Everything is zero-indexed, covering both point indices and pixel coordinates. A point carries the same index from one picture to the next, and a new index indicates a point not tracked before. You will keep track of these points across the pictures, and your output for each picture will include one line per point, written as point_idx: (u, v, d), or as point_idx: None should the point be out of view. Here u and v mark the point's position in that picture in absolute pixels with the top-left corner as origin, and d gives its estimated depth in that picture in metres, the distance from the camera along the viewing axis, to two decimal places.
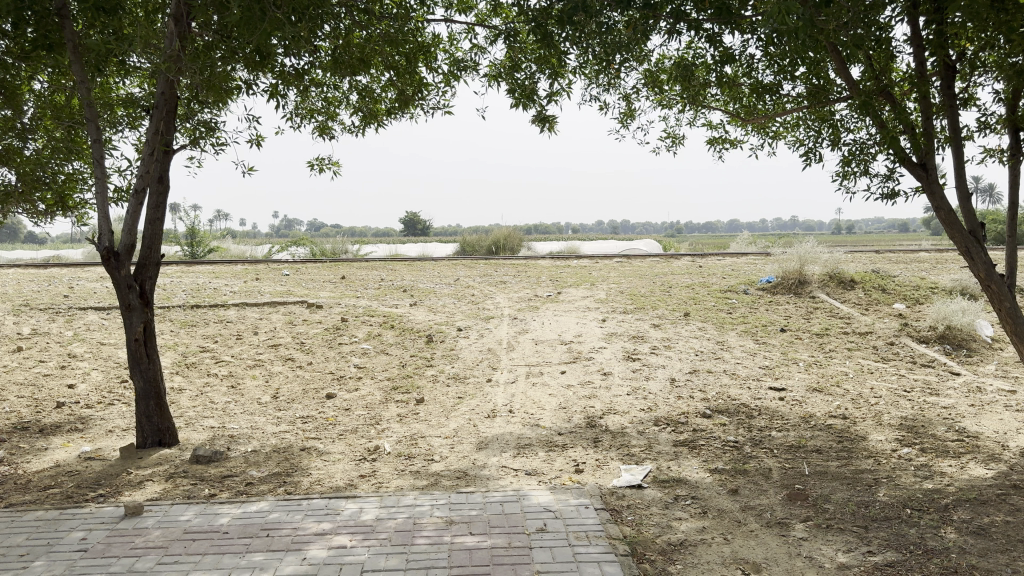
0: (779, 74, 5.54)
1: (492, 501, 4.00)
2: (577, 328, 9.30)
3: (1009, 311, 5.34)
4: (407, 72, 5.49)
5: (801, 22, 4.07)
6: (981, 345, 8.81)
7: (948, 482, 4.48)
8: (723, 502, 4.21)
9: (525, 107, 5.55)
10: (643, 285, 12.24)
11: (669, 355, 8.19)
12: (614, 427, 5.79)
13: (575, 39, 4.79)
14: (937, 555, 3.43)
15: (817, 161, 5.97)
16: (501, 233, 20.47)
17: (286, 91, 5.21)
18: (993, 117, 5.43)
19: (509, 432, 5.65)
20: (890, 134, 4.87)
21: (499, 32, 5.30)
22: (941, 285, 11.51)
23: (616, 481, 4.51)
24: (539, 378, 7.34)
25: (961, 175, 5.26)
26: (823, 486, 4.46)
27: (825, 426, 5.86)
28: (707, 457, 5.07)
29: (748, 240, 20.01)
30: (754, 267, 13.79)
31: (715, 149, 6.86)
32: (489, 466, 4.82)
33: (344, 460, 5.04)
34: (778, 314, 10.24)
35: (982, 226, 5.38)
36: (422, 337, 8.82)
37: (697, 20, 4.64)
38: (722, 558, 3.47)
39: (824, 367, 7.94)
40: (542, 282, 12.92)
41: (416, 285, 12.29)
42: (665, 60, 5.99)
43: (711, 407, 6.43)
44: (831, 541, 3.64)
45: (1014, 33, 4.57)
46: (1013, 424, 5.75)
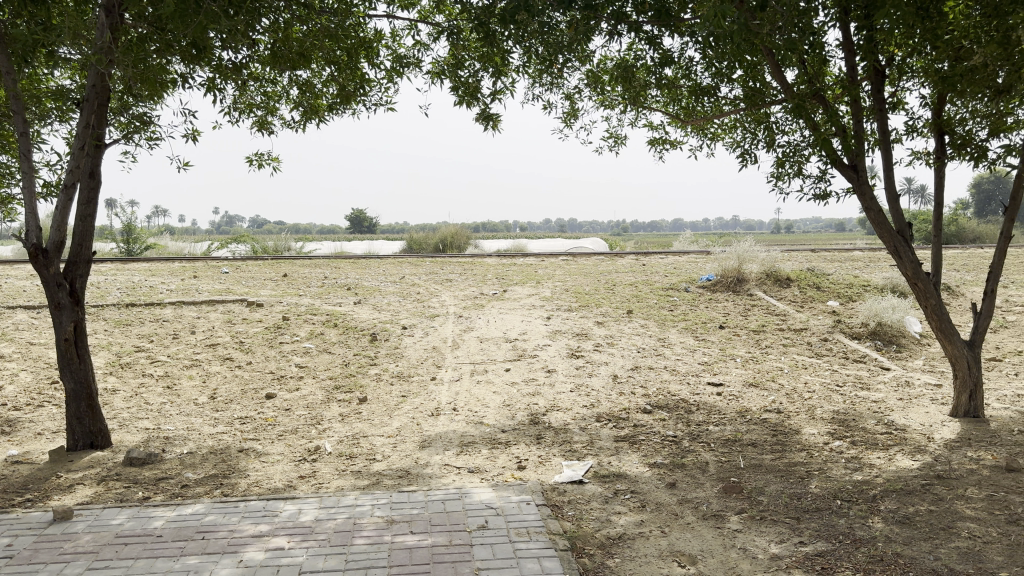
0: (717, 77, 5.66)
1: (433, 499, 4.00)
2: (522, 326, 9.34)
3: (934, 307, 5.54)
4: (348, 68, 5.42)
5: (734, 24, 4.16)
6: (910, 341, 9.13)
7: (876, 473, 4.64)
8: (661, 495, 4.30)
9: (468, 104, 5.54)
10: (587, 284, 12.35)
11: (611, 352, 8.30)
12: (556, 424, 5.83)
13: (517, 38, 4.81)
14: (864, 544, 3.55)
15: (753, 162, 6.13)
16: (449, 231, 20.44)
17: (223, 85, 5.12)
18: (919, 120, 5.65)
19: (453, 430, 5.65)
20: (822, 135, 5.03)
21: (443, 29, 5.27)
22: (873, 283, 11.87)
23: (558, 477, 4.56)
24: (483, 375, 7.36)
25: (890, 176, 5.45)
26: (758, 478, 4.57)
27: (760, 419, 6.01)
28: (647, 452, 5.16)
29: (689, 238, 20.33)
30: (695, 266, 14.04)
31: (655, 150, 6.99)
32: (432, 464, 4.82)
33: (283, 461, 4.97)
34: (718, 311, 10.45)
35: (910, 225, 5.58)
36: (365, 335, 8.75)
37: (637, 22, 4.72)
38: (658, 551, 3.53)
39: (760, 363, 8.13)
40: (488, 279, 12.97)
41: (361, 283, 12.20)
42: (607, 60, 6.08)
43: (651, 402, 6.53)
44: (764, 532, 3.74)
45: (939, 39, 4.77)
46: (938, 417, 5.97)
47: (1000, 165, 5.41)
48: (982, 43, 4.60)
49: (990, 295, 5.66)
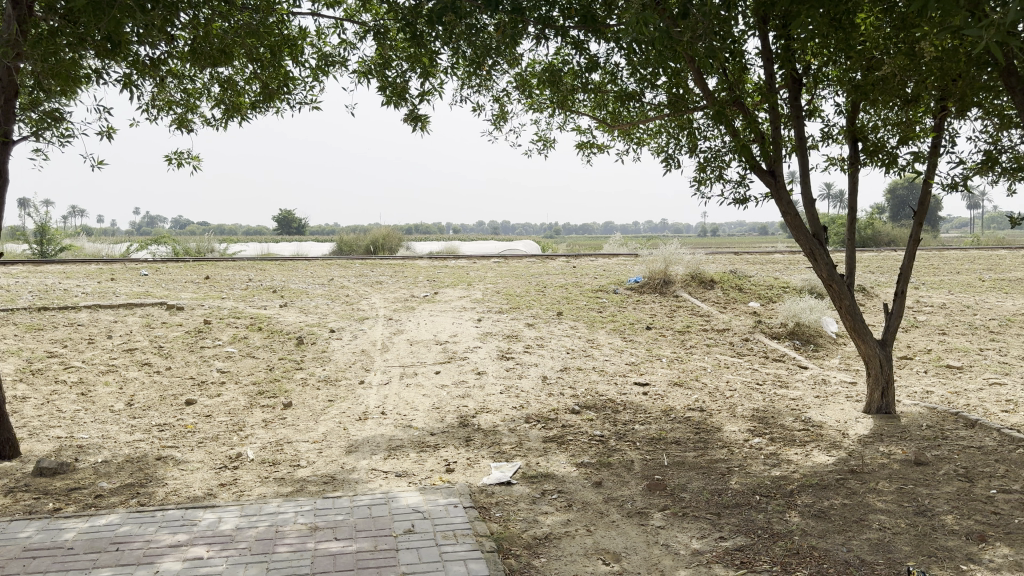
0: (641, 83, 5.77)
1: (359, 504, 3.95)
2: (452, 328, 9.31)
3: (848, 307, 5.74)
4: (272, 66, 5.29)
5: (656, 31, 4.24)
6: (827, 341, 9.46)
7: (794, 469, 4.79)
8: (588, 494, 4.35)
9: (396, 105, 5.48)
10: (518, 285, 12.40)
11: (541, 353, 8.35)
12: (485, 426, 5.84)
13: (445, 39, 4.81)
14: (781, 538, 3.66)
15: (676, 167, 6.26)
16: (380, 233, 20.27)
17: (141, 81, 4.95)
18: (834, 127, 5.87)
19: (380, 434, 5.60)
20: (740, 141, 5.19)
21: (368, 27, 5.21)
22: (793, 285, 12.25)
23: (486, 479, 4.56)
24: (413, 378, 7.31)
25: (806, 181, 5.64)
26: (681, 475, 4.67)
27: (684, 418, 6.14)
28: (575, 451, 5.22)
29: (620, 241, 20.66)
30: (623, 268, 14.28)
31: (583, 153, 7.06)
32: (358, 469, 4.76)
33: (203, 469, 4.85)
34: (645, 313, 10.63)
35: (825, 229, 5.79)
36: (291, 339, 8.59)
37: (563, 27, 4.77)
38: (584, 549, 3.57)
39: (685, 362, 8.32)
40: (419, 281, 12.88)
41: (287, 285, 11.97)
42: (535, 64, 6.12)
43: (580, 403, 6.60)
44: (686, 528, 3.82)
45: (852, 49, 4.96)
46: (852, 413, 6.20)
47: (908, 172, 5.66)
48: (892, 54, 4.81)
49: (901, 296, 5.90)
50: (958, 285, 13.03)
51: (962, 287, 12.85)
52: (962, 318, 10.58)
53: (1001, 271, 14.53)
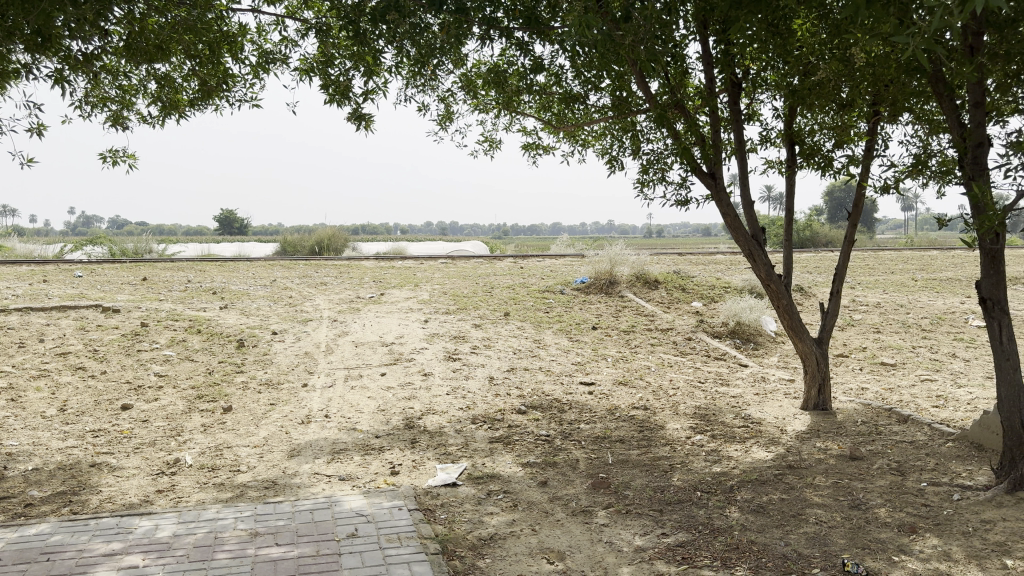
0: (586, 85, 5.82)
1: (301, 509, 3.90)
2: (398, 329, 9.25)
3: (785, 307, 5.88)
4: (211, 63, 5.16)
5: (599, 34, 4.26)
6: (767, 339, 9.67)
7: (734, 465, 4.89)
8: (533, 494, 4.36)
9: (339, 103, 5.38)
10: (464, 286, 12.38)
11: (488, 354, 8.34)
12: (431, 427, 5.82)
13: (389, 37, 4.77)
14: (722, 533, 3.73)
15: (620, 168, 6.34)
16: (326, 233, 20.02)
17: (73, 77, 4.79)
18: (773, 131, 6.01)
19: (324, 437, 5.53)
20: (682, 144, 5.28)
21: (310, 25, 5.13)
22: (734, 285, 12.49)
23: (432, 481, 4.54)
24: (358, 381, 7.24)
25: (745, 184, 5.76)
26: (625, 473, 4.73)
27: (628, 417, 6.21)
28: (521, 452, 5.23)
29: (567, 242, 20.79)
30: (570, 268, 14.37)
31: (529, 154, 7.07)
32: (300, 473, 4.70)
33: (140, 475, 4.72)
34: (590, 313, 10.71)
35: (763, 230, 5.92)
36: (232, 342, 8.43)
37: (508, 28, 4.78)
38: (528, 549, 3.58)
39: (630, 362, 8.41)
40: (364, 282, 12.75)
41: (228, 287, 11.74)
42: (480, 64, 6.11)
43: (526, 403, 6.62)
44: (629, 525, 3.87)
45: (790, 54, 5.08)
46: (790, 410, 6.36)
47: (843, 174, 5.83)
48: (827, 60, 4.94)
49: (836, 296, 6.06)
50: (891, 285, 13.45)
51: (895, 287, 13.27)
52: (895, 317, 10.92)
53: (933, 271, 15.03)
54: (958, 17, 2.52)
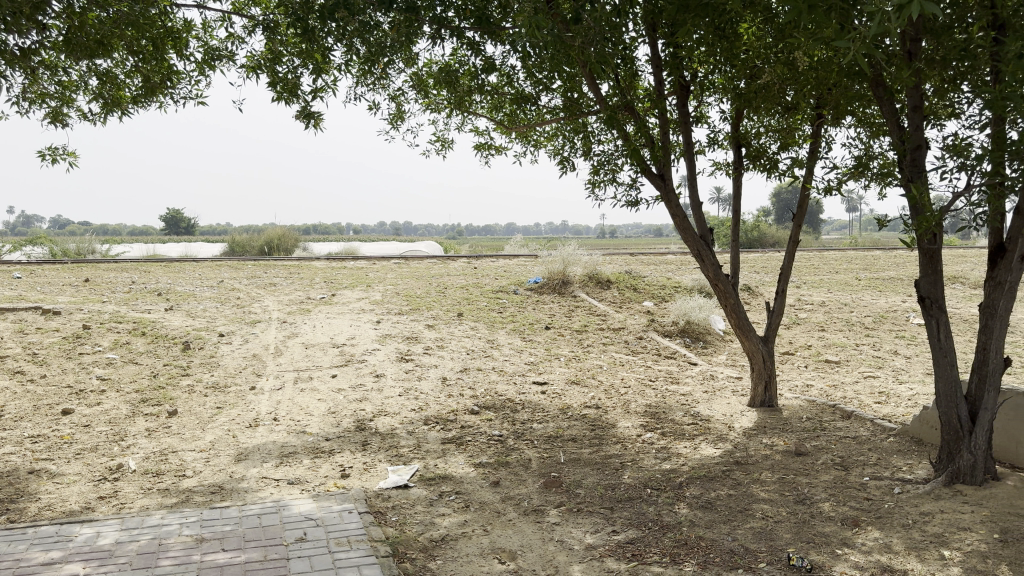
0: (537, 86, 5.84)
1: (248, 514, 3.84)
2: (349, 331, 9.16)
3: (733, 306, 5.98)
4: (154, 58, 5.03)
5: (549, 36, 4.28)
6: (716, 338, 9.82)
7: (683, 462, 4.96)
8: (485, 494, 4.36)
9: (287, 101, 5.30)
10: (417, 287, 12.32)
11: (441, 355, 8.31)
12: (383, 429, 5.77)
13: (338, 34, 4.72)
14: (671, 529, 3.78)
15: (572, 169, 6.37)
16: (275, 233, 19.73)
17: (9, 73, 4.64)
18: (720, 134, 6.11)
19: (272, 441, 5.45)
20: (632, 145, 5.33)
21: (257, 22, 5.04)
22: (685, 284, 12.65)
23: (382, 483, 4.51)
24: (308, 383, 7.15)
25: (693, 185, 5.84)
26: (576, 472, 4.76)
27: (580, 416, 6.25)
28: (473, 452, 5.22)
29: (520, 242, 20.84)
30: (522, 268, 14.40)
31: (480, 154, 7.07)
32: (248, 478, 4.63)
33: (80, 482, 4.60)
34: (543, 313, 10.75)
35: (711, 231, 6.00)
36: (178, 344, 8.25)
37: (459, 28, 4.76)
38: (480, 549, 3.58)
39: (582, 361, 8.46)
40: (314, 283, 12.60)
41: (173, 288, 11.49)
42: (432, 64, 6.09)
43: (478, 403, 6.62)
44: (580, 524, 3.89)
45: (737, 58, 5.16)
46: (738, 407, 6.46)
47: (788, 176, 5.95)
48: (772, 63, 5.04)
49: (781, 295, 6.19)
50: (836, 284, 13.78)
51: (840, 286, 13.60)
52: (839, 316, 11.18)
53: (877, 271, 15.39)
54: (895, 21, 2.59)
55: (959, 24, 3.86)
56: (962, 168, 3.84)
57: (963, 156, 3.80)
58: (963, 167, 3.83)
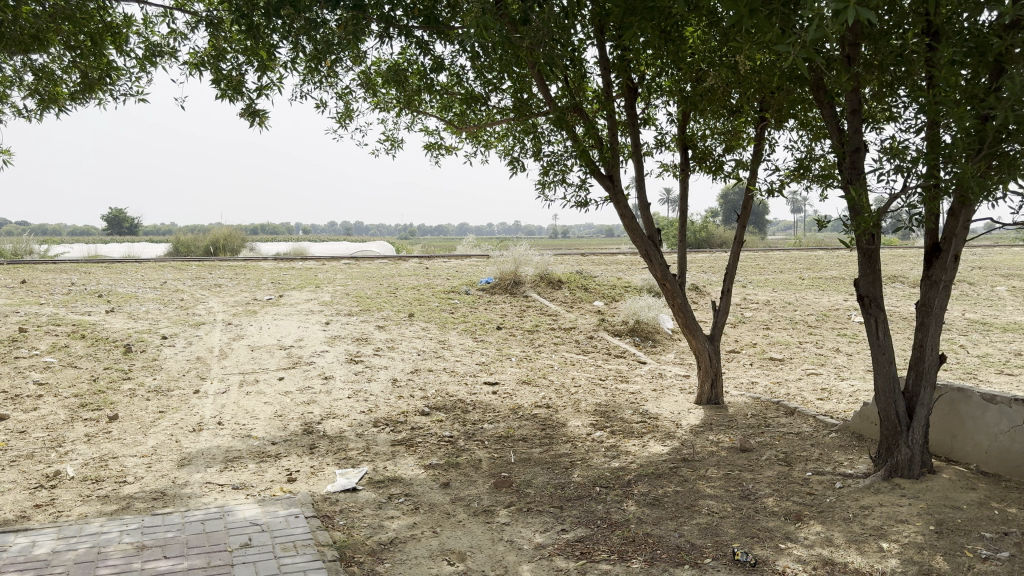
0: (487, 86, 5.85)
1: (191, 520, 3.76)
2: (298, 332, 9.04)
3: (681, 305, 6.06)
4: (92, 54, 4.89)
5: (497, 36, 4.28)
6: (664, 337, 9.94)
7: (632, 460, 5.01)
8: (435, 496, 4.35)
9: (231, 99, 5.21)
10: (367, 287, 12.21)
11: (391, 356, 8.25)
12: (331, 432, 5.71)
13: (284, 32, 4.65)
14: (619, 527, 3.82)
15: (522, 169, 6.39)
16: (221, 233, 19.38)
17: None
18: (667, 135, 6.19)
19: (217, 445, 5.35)
20: (581, 146, 5.37)
21: (200, 18, 4.94)
22: (634, 284, 12.79)
23: (330, 487, 4.46)
24: (254, 386, 7.03)
25: (641, 186, 5.90)
26: (526, 472, 4.77)
27: (530, 415, 6.27)
28: (422, 454, 5.20)
29: (472, 243, 20.85)
30: (474, 269, 14.40)
31: (431, 154, 7.04)
32: (191, 483, 4.53)
33: (15, 490, 4.45)
34: (495, 313, 10.76)
35: (659, 231, 6.07)
36: (119, 347, 8.05)
37: (407, 27, 4.74)
38: (429, 551, 3.57)
39: (533, 361, 8.49)
40: (261, 284, 12.41)
41: (114, 289, 11.20)
42: (381, 62, 6.04)
43: (429, 404, 6.59)
44: (530, 523, 3.90)
45: (683, 61, 5.24)
46: (685, 405, 6.55)
47: (733, 178, 6.06)
48: (717, 66, 5.12)
49: (727, 294, 6.29)
50: (782, 284, 14.07)
51: (785, 285, 13.89)
52: (784, 314, 11.42)
53: (820, 271, 15.76)
54: (832, 26, 2.66)
55: (895, 31, 3.98)
56: (899, 171, 3.95)
57: (900, 158, 3.91)
58: (900, 170, 3.94)
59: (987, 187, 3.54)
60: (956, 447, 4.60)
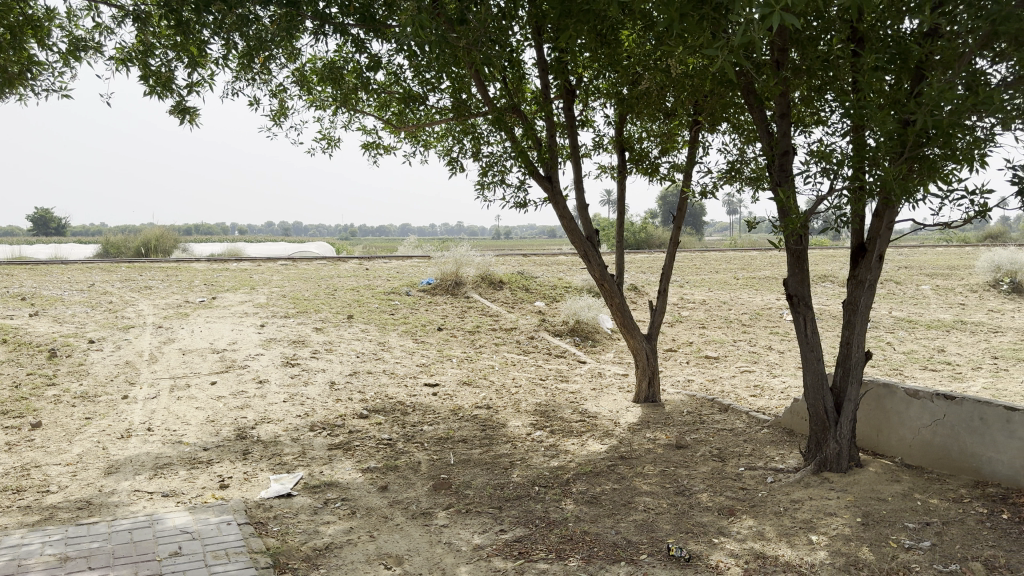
0: (425, 86, 5.82)
1: (118, 529, 3.65)
2: (231, 335, 8.85)
3: (619, 305, 6.13)
4: (11, 47, 4.70)
5: (433, 35, 4.25)
6: (604, 337, 10.04)
7: (571, 458, 5.04)
8: (372, 500, 4.30)
9: (160, 96, 5.08)
10: (305, 289, 12.03)
11: (329, 359, 8.15)
12: (266, 437, 5.61)
13: (216, 28, 4.55)
14: (557, 526, 3.84)
15: (461, 170, 6.38)
16: (153, 233, 18.83)
17: None
18: (605, 137, 6.26)
19: (146, 452, 5.20)
20: (519, 147, 5.39)
21: (127, 11, 4.79)
22: (575, 284, 12.89)
23: (265, 492, 4.38)
24: (186, 391, 6.85)
25: (579, 187, 5.95)
26: (465, 473, 4.76)
27: (471, 416, 6.26)
28: (360, 457, 5.15)
29: (413, 243, 20.72)
30: (416, 270, 14.31)
31: (368, 153, 6.97)
32: (119, 491, 4.40)
33: None
34: (436, 314, 10.71)
35: (597, 232, 6.13)
36: (42, 352, 7.75)
37: (343, 25, 4.68)
38: (366, 556, 3.53)
39: (474, 362, 8.48)
40: (194, 286, 12.11)
41: (38, 292, 10.79)
42: (316, 60, 5.96)
43: (367, 407, 6.52)
44: (468, 524, 3.90)
45: (619, 63, 5.30)
46: (623, 404, 6.63)
47: (669, 180, 6.17)
48: (653, 69, 5.20)
49: (663, 294, 6.38)
50: (718, 284, 14.35)
51: (721, 285, 14.17)
52: (719, 313, 11.65)
53: (754, 271, 16.13)
54: (758, 31, 2.72)
55: (823, 37, 4.10)
56: (827, 172, 4.07)
57: (827, 161, 4.03)
58: (827, 172, 4.06)
59: (908, 190, 3.66)
60: (881, 440, 4.76)
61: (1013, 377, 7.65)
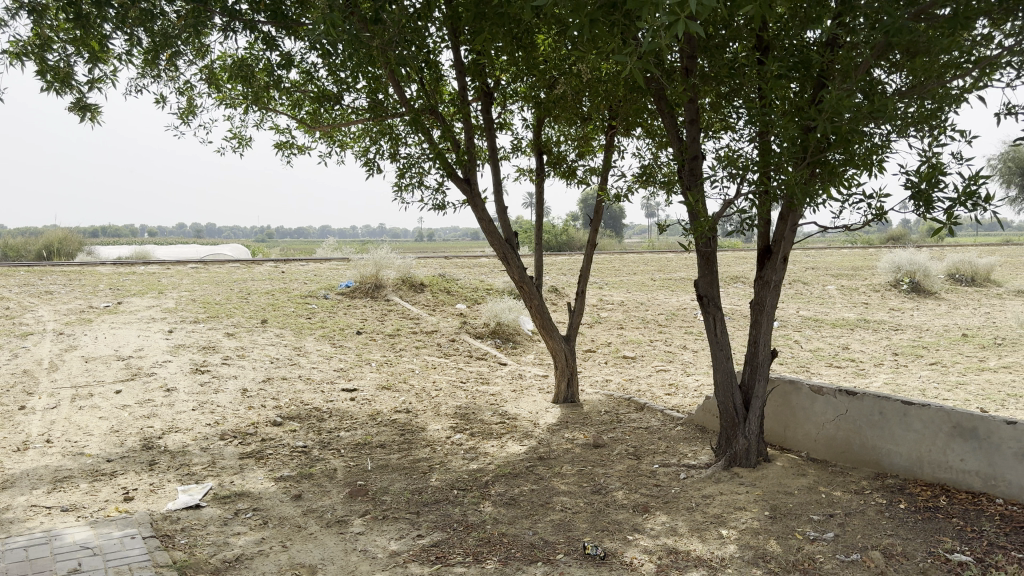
0: (341, 86, 5.74)
1: (13, 547, 3.47)
2: (138, 342, 8.53)
3: (537, 307, 6.17)
4: None
5: (347, 34, 4.19)
6: (524, 339, 10.09)
7: (489, 461, 5.04)
8: (285, 509, 4.21)
9: (59, 91, 4.86)
10: (218, 293, 11.69)
11: (241, 365, 7.93)
12: (174, 447, 5.42)
13: (117, 23, 4.36)
14: (474, 529, 3.84)
15: (378, 171, 6.32)
16: (57, 234, 17.96)
17: None
18: (522, 140, 6.30)
19: (44, 465, 4.96)
20: (436, 149, 5.37)
21: (20, 2, 4.55)
22: (495, 287, 12.92)
23: (171, 504, 4.23)
24: (88, 400, 6.57)
25: (497, 190, 5.97)
26: (383, 479, 4.71)
27: (389, 421, 6.20)
28: (274, 466, 5.03)
29: (333, 245, 20.40)
30: (334, 273, 14.08)
31: (282, 153, 6.82)
32: (14, 507, 4.18)
33: None
34: (354, 317, 10.57)
35: (516, 234, 6.15)
36: None
37: (253, 21, 4.57)
38: (278, 566, 3.45)
39: (393, 366, 8.40)
40: (99, 291, 11.61)
41: None
42: (226, 56, 5.80)
43: (282, 414, 6.38)
44: (385, 531, 3.86)
45: (535, 65, 5.34)
46: (543, 404, 6.69)
47: (586, 183, 6.26)
48: (568, 73, 5.26)
49: (581, 295, 6.45)
50: (636, 285, 14.61)
51: (639, 286, 14.44)
52: (637, 314, 11.86)
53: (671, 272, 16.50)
54: (665, 36, 2.76)
55: (729, 45, 4.22)
56: (734, 176, 4.19)
57: (734, 165, 4.15)
58: (734, 176, 4.18)
59: (810, 194, 3.80)
60: (789, 436, 4.93)
61: (912, 372, 8.04)
